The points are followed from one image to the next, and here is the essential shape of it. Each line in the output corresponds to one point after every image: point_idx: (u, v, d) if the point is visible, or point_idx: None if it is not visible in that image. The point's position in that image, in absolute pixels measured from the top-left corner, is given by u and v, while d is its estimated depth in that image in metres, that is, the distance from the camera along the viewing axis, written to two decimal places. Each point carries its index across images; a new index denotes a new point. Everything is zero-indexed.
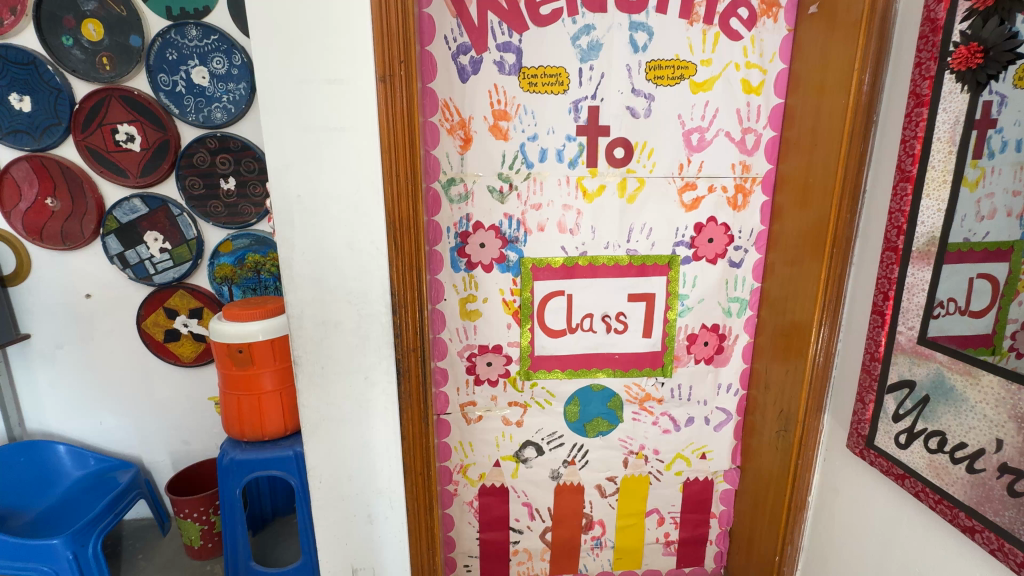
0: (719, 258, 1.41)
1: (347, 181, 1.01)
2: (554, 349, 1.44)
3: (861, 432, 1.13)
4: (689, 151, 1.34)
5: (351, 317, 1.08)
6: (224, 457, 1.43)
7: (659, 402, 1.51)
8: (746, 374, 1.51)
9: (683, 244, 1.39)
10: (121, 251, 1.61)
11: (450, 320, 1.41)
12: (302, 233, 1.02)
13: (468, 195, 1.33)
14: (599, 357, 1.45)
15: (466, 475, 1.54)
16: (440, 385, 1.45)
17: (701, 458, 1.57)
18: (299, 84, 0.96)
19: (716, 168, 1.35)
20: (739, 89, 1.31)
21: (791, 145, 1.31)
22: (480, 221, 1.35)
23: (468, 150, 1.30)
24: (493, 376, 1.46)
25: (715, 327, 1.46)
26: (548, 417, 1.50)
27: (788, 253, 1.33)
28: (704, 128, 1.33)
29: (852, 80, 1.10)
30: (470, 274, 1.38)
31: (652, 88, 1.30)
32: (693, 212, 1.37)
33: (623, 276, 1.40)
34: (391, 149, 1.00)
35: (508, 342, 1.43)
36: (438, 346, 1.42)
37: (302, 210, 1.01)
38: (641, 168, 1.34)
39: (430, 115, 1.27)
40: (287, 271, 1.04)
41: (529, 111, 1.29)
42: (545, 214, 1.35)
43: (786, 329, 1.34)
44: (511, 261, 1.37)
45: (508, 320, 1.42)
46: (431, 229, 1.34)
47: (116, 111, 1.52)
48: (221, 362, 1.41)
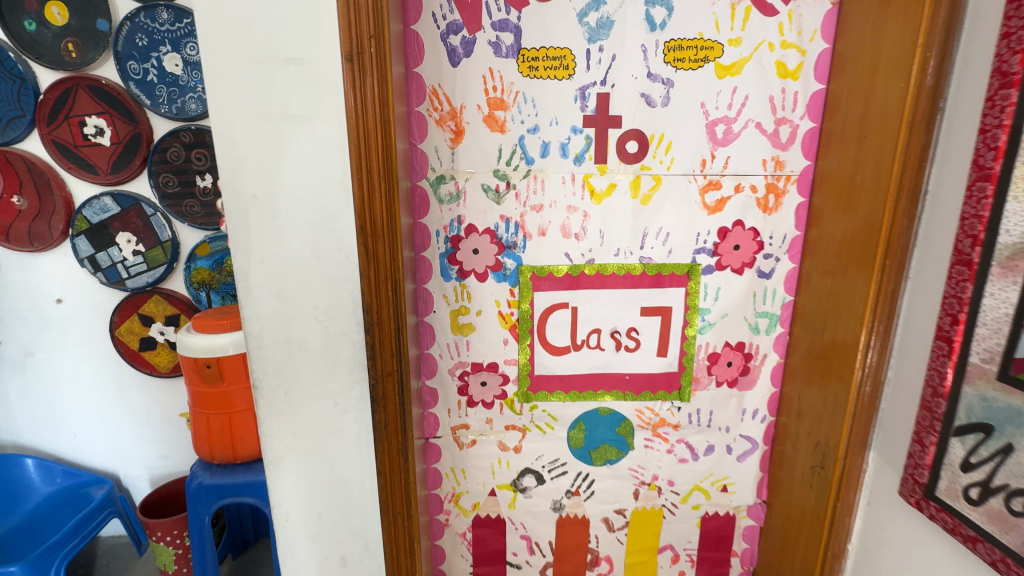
0: (746, 268, 1.23)
1: (310, 178, 0.86)
2: (557, 369, 1.28)
3: (918, 479, 0.95)
4: (713, 145, 1.17)
5: (319, 336, 0.93)
6: (192, 481, 1.30)
7: (675, 429, 1.34)
8: (776, 398, 1.34)
9: (704, 251, 1.22)
10: (92, 254, 1.50)
11: (440, 335, 1.26)
12: (260, 238, 0.88)
13: (460, 194, 1.17)
14: (607, 378, 1.29)
15: (459, 504, 1.39)
16: (428, 406, 1.30)
17: (721, 491, 1.40)
18: (253, 64, 0.81)
19: (744, 165, 1.18)
20: (773, 73, 1.13)
21: (833, 139, 1.12)
22: (473, 225, 1.19)
23: (460, 144, 1.15)
24: (487, 397, 1.30)
25: (740, 345, 1.28)
26: (549, 443, 1.35)
27: (828, 263, 1.15)
28: (730, 119, 1.16)
29: (914, 60, 0.92)
30: (462, 283, 1.22)
31: (671, 72, 1.13)
32: (717, 214, 1.20)
33: (636, 287, 1.23)
34: (361, 141, 0.85)
35: (505, 359, 1.28)
36: (426, 363, 1.27)
37: (259, 212, 0.87)
38: (657, 165, 1.17)
39: (416, 104, 1.12)
40: (243, 282, 0.90)
41: (529, 99, 1.13)
42: (547, 217, 1.19)
43: (824, 351, 1.16)
44: (509, 269, 1.22)
45: (505, 336, 1.26)
46: (418, 233, 1.18)
47: (83, 102, 1.40)
48: (189, 378, 1.28)
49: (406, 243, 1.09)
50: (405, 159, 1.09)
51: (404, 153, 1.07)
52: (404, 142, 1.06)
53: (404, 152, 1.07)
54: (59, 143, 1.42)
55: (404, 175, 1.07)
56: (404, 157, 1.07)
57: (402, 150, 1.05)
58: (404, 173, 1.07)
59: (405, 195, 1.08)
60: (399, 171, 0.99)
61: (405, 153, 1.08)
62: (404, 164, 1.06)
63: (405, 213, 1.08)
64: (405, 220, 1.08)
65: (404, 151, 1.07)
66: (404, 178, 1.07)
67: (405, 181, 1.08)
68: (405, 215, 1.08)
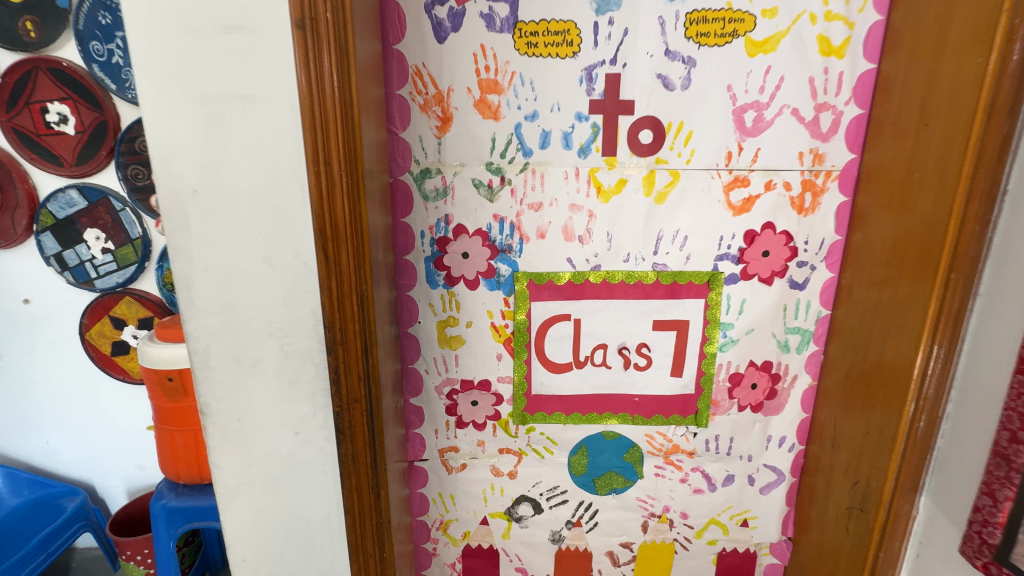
0: (776, 277, 1.07)
1: (260, 171, 0.73)
2: (556, 388, 1.13)
3: (987, 539, 0.81)
4: (741, 135, 1.00)
5: (274, 355, 0.80)
6: (155, 502, 1.19)
7: (690, 456, 1.19)
8: (806, 425, 1.17)
9: (728, 258, 1.06)
10: (59, 251, 1.39)
11: (425, 348, 1.12)
12: (203, 241, 0.75)
13: (448, 189, 1.03)
14: (614, 398, 1.14)
15: (447, 532, 1.26)
16: (414, 426, 1.17)
17: (741, 525, 1.25)
18: (188, 34, 0.68)
19: (776, 159, 1.02)
20: (813, 50, 0.96)
21: (884, 128, 0.96)
22: (463, 225, 1.05)
23: (447, 133, 1.01)
24: (479, 418, 1.16)
25: (766, 365, 1.13)
26: (548, 469, 1.21)
27: (874, 273, 0.98)
28: (762, 104, 0.99)
29: (996, 30, 0.75)
30: (450, 291, 1.08)
31: (693, 49, 0.97)
32: (743, 215, 1.04)
33: (648, 298, 1.08)
34: (318, 128, 0.72)
35: (499, 377, 1.13)
36: (411, 379, 1.14)
37: (201, 210, 0.74)
38: (675, 157, 1.02)
39: (397, 87, 0.98)
40: (184, 292, 0.77)
41: (526, 81, 0.98)
42: (546, 217, 1.04)
43: (867, 375, 0.99)
44: (503, 275, 1.07)
45: (499, 350, 1.12)
46: (401, 233, 1.05)
47: (45, 87, 1.29)
48: (150, 391, 1.16)
49: (382, 247, 0.95)
50: (382, 150, 0.95)
51: (380, 143, 0.93)
52: (378, 130, 0.92)
53: (380, 142, 0.93)
54: (19, 132, 1.31)
55: (380, 169, 0.93)
56: (380, 148, 0.93)
57: (376, 140, 0.90)
58: (380, 166, 0.93)
59: (382, 192, 0.94)
60: (370, 164, 0.85)
61: (381, 143, 0.94)
62: (378, 156, 0.91)
63: (382, 212, 0.94)
64: (381, 221, 0.94)
65: (380, 141, 0.93)
66: (380, 173, 0.93)
67: (381, 176, 0.94)
68: (381, 214, 0.94)
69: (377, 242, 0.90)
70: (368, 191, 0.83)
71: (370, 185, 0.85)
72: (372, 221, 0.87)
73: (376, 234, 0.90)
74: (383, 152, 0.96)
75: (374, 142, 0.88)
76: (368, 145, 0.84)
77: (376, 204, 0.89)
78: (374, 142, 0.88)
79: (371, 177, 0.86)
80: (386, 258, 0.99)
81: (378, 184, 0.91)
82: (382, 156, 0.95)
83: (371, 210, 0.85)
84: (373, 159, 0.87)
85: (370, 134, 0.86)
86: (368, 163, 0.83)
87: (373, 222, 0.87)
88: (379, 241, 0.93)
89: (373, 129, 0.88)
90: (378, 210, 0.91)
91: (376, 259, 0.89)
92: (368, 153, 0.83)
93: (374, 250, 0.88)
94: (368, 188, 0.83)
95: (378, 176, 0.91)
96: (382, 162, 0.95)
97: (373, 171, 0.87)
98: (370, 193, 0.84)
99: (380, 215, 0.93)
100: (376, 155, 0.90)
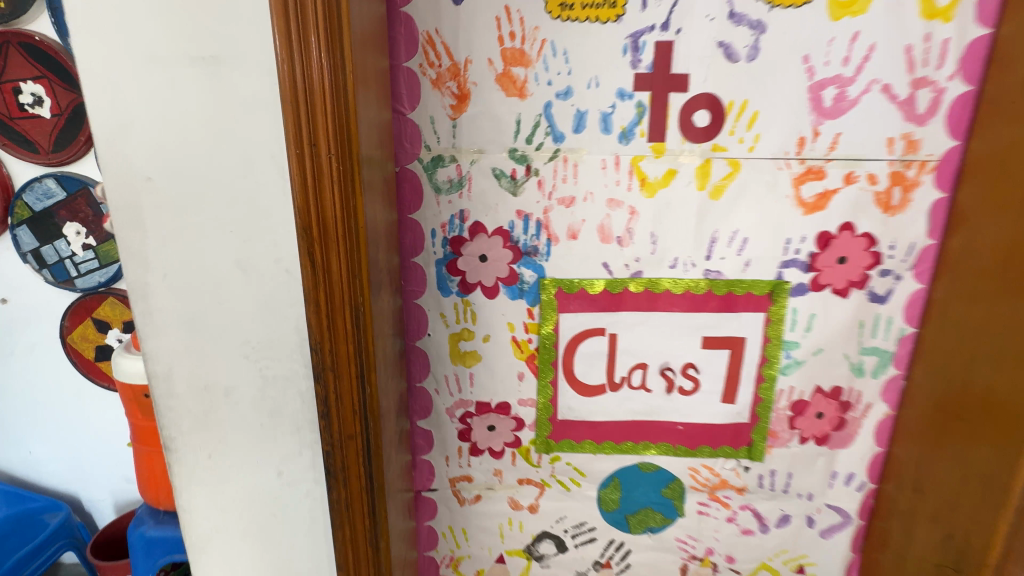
0: (853, 289, 0.90)
1: (229, 154, 0.58)
2: (587, 413, 0.98)
3: None
4: (817, 117, 0.83)
5: (250, 380, 0.66)
6: (133, 530, 1.08)
7: (739, 493, 1.03)
8: (879, 461, 1.00)
9: (796, 265, 0.89)
10: (36, 247, 1.27)
11: (436, 365, 0.97)
12: (162, 242, 0.60)
13: (464, 181, 0.87)
14: (654, 426, 0.98)
15: (459, 570, 1.12)
16: (421, 452, 1.03)
17: (796, 572, 1.08)
18: None
19: (859, 146, 0.84)
20: (912, 12, 0.78)
21: (1001, 108, 0.78)
22: (480, 223, 0.89)
23: (463, 114, 0.85)
24: (496, 445, 1.01)
25: (835, 391, 0.96)
26: (574, 503, 1.05)
27: (982, 286, 0.80)
28: (845, 79, 0.82)
29: None
30: (464, 299, 0.93)
31: (762, 11, 0.79)
32: (816, 215, 0.87)
33: (697, 311, 0.92)
34: (301, 99, 0.56)
35: (520, 399, 0.98)
36: (419, 399, 0.99)
37: (158, 203, 0.59)
38: (735, 144, 0.85)
39: (406, 58, 0.83)
40: (141, 304, 0.63)
41: (559, 51, 0.82)
42: (578, 214, 0.88)
43: (968, 409, 0.82)
44: (526, 282, 0.91)
45: (520, 369, 0.96)
46: (408, 232, 0.90)
47: (16, 64, 1.16)
48: (125, 408, 1.03)
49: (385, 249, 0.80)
50: (385, 133, 0.79)
51: (382, 123, 0.78)
52: (381, 109, 0.77)
53: (382, 123, 0.77)
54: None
55: (383, 155, 0.77)
56: (383, 131, 0.78)
57: (378, 119, 0.75)
58: (383, 152, 0.77)
59: (385, 184, 0.78)
60: (370, 148, 0.69)
61: (385, 125, 0.79)
62: (381, 140, 0.76)
63: (385, 207, 0.79)
64: (384, 218, 0.79)
65: (383, 122, 0.78)
66: (383, 162, 0.78)
67: (384, 165, 0.78)
68: (385, 210, 0.79)
69: (378, 243, 0.75)
70: (366, 181, 0.67)
71: (370, 174, 0.69)
72: (374, 218, 0.71)
73: (378, 234, 0.75)
74: (386, 136, 0.80)
75: (376, 122, 0.73)
76: (368, 126, 0.68)
77: (378, 198, 0.74)
78: (375, 121, 0.73)
79: (370, 165, 0.70)
80: (391, 261, 0.84)
81: (380, 174, 0.75)
82: (386, 141, 0.80)
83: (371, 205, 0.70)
84: (374, 143, 0.72)
85: (371, 112, 0.71)
86: (367, 147, 0.68)
87: (374, 220, 0.72)
88: (382, 242, 0.78)
89: (374, 105, 0.72)
90: (380, 206, 0.76)
91: (377, 265, 0.73)
92: (367, 134, 0.68)
93: (376, 253, 0.72)
94: (367, 177, 0.67)
95: (380, 164, 0.75)
96: (385, 148, 0.79)
97: (373, 158, 0.71)
98: (368, 183, 0.68)
99: (383, 210, 0.78)
100: (378, 139, 0.75)
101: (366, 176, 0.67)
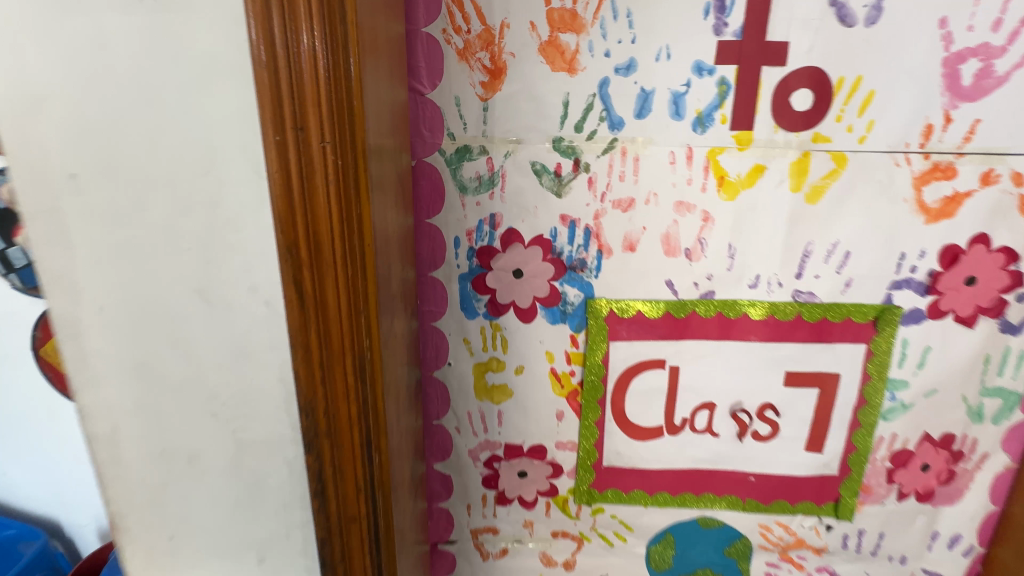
0: (980, 316, 0.72)
1: (183, 142, 0.41)
2: (638, 459, 0.81)
3: None
4: (951, 99, 0.65)
5: (220, 444, 0.49)
6: None
7: (818, 555, 0.86)
8: (992, 521, 0.83)
9: (909, 286, 0.71)
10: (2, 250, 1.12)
11: (457, 399, 0.81)
12: (96, 262, 0.44)
13: (496, 178, 0.70)
14: (720, 477, 0.81)
15: None
16: (439, 499, 0.86)
17: None
18: None
19: (1002, 137, 0.66)
20: None
21: None
22: (515, 231, 0.72)
23: (497, 94, 0.68)
24: (527, 493, 0.85)
25: (947, 440, 0.78)
26: (618, 561, 0.89)
27: None
28: (992, 50, 0.63)
29: None
30: (493, 323, 0.76)
31: None
32: (940, 224, 0.69)
33: (781, 341, 0.74)
34: (282, 62, 0.39)
35: (558, 442, 0.81)
36: (437, 438, 0.83)
37: (90, 210, 0.43)
38: (843, 133, 0.66)
39: (426, 23, 0.66)
40: (73, 344, 0.47)
41: (621, 13, 0.64)
42: (638, 221, 0.71)
43: None
44: (570, 303, 0.74)
45: (560, 407, 0.79)
46: (427, 241, 0.73)
47: None
48: None
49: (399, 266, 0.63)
50: (400, 118, 0.62)
51: (396, 105, 0.60)
52: (395, 86, 0.60)
53: (396, 105, 0.60)
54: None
55: (396, 146, 0.60)
56: (397, 115, 0.61)
57: (390, 98, 0.57)
58: (397, 142, 0.60)
59: (399, 183, 0.61)
60: (380, 136, 0.52)
61: (399, 107, 0.62)
62: (394, 125, 0.58)
63: (399, 213, 0.62)
64: (398, 226, 0.62)
65: (397, 102, 0.60)
66: (397, 155, 0.60)
67: (398, 159, 0.61)
68: (398, 216, 0.62)
69: (391, 260, 0.58)
70: (375, 180, 0.50)
71: (379, 170, 0.52)
72: (385, 228, 0.54)
73: (391, 249, 0.58)
74: (401, 122, 0.63)
75: (388, 102, 0.56)
76: (377, 106, 0.51)
77: (391, 203, 0.57)
78: (387, 102, 0.56)
79: (380, 158, 0.53)
80: (405, 279, 0.67)
81: (393, 170, 0.58)
82: (400, 127, 0.62)
83: (381, 213, 0.53)
84: (386, 130, 0.55)
85: (381, 88, 0.53)
86: (376, 135, 0.51)
87: (386, 232, 0.54)
88: (395, 258, 0.61)
89: (386, 80, 0.55)
90: (393, 212, 0.59)
91: (388, 290, 0.56)
92: (376, 117, 0.50)
93: (388, 275, 0.55)
94: (375, 175, 0.50)
95: (393, 158, 0.58)
96: (400, 136, 0.62)
97: (385, 150, 0.54)
98: (378, 183, 0.51)
99: (397, 217, 0.61)
100: (391, 125, 0.57)
101: (375, 174, 0.50)
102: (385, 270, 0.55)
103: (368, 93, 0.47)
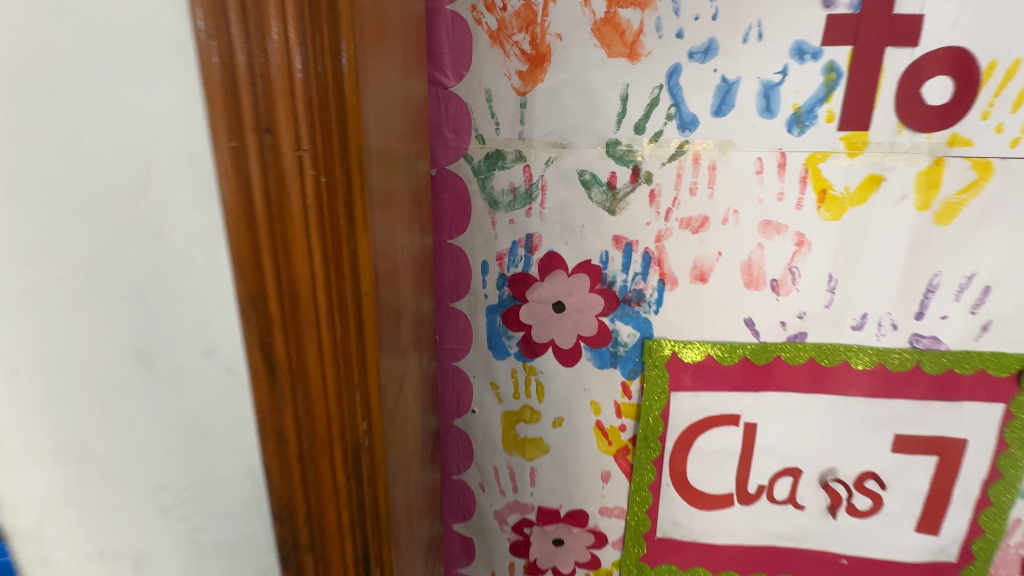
0: None
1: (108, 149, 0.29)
2: (701, 533, 0.66)
3: None
4: None
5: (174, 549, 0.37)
6: None
7: None
8: None
9: None
10: None
11: (482, 453, 0.68)
12: None
13: (534, 190, 0.57)
14: (802, 557, 0.66)
15: None
16: (458, 566, 0.73)
17: None
18: None
19: None
20: None
21: None
22: (557, 255, 0.58)
23: (537, 86, 0.54)
24: (563, 565, 0.71)
25: None
26: None
27: None
28: None
29: None
30: (528, 365, 0.63)
31: None
32: None
33: (891, 397, 0.59)
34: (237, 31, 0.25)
35: (603, 508, 0.67)
36: (457, 497, 0.70)
37: None
38: (990, 135, 0.51)
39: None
40: None
41: None
42: (711, 245, 0.56)
43: None
44: (622, 345, 0.60)
45: (605, 467, 0.65)
46: (448, 265, 0.61)
47: None
48: None
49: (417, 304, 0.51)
50: (416, 117, 0.49)
51: (412, 102, 0.47)
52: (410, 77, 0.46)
53: (412, 102, 0.47)
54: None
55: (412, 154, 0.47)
56: (413, 115, 0.48)
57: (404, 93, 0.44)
58: (413, 149, 0.47)
59: (416, 201, 0.49)
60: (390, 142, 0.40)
61: (415, 104, 0.48)
62: (409, 128, 0.46)
63: (416, 237, 0.49)
64: (415, 255, 0.49)
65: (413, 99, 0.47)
66: (414, 165, 0.48)
67: (414, 170, 0.48)
68: (416, 242, 0.49)
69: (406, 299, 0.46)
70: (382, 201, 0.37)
71: (388, 186, 0.39)
72: (397, 261, 0.41)
73: (405, 286, 0.45)
74: (418, 122, 0.50)
75: (400, 98, 0.43)
76: (386, 103, 0.38)
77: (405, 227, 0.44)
78: (400, 98, 0.43)
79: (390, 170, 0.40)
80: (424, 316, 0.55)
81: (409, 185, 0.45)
82: (417, 130, 0.49)
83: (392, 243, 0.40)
84: (399, 135, 0.42)
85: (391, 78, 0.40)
86: (383, 140, 0.38)
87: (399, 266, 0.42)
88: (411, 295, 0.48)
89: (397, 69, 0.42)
90: (410, 238, 0.46)
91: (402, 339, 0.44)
92: (383, 116, 0.38)
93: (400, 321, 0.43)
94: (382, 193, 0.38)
95: (408, 170, 0.45)
96: (417, 140, 0.49)
97: (397, 160, 0.41)
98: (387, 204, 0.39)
99: (414, 244, 0.48)
100: (406, 127, 0.44)
101: (383, 192, 0.37)
102: (396, 316, 0.42)
103: (369, 86, 0.34)
